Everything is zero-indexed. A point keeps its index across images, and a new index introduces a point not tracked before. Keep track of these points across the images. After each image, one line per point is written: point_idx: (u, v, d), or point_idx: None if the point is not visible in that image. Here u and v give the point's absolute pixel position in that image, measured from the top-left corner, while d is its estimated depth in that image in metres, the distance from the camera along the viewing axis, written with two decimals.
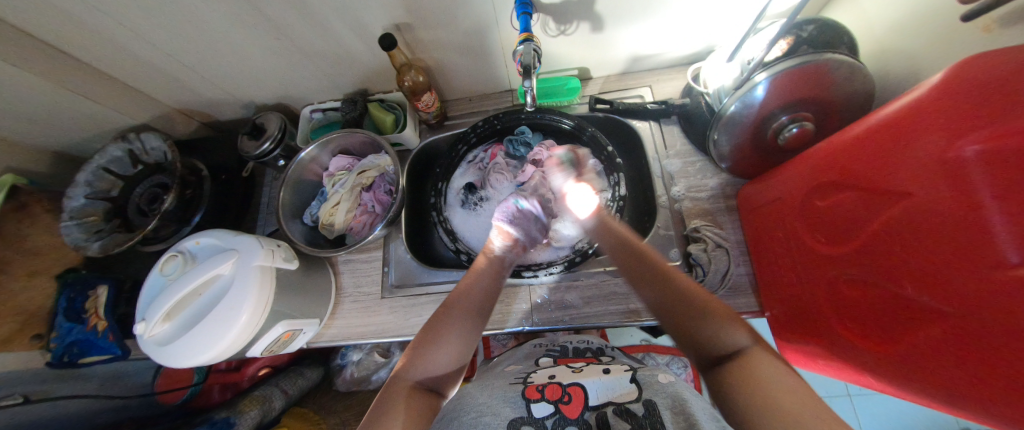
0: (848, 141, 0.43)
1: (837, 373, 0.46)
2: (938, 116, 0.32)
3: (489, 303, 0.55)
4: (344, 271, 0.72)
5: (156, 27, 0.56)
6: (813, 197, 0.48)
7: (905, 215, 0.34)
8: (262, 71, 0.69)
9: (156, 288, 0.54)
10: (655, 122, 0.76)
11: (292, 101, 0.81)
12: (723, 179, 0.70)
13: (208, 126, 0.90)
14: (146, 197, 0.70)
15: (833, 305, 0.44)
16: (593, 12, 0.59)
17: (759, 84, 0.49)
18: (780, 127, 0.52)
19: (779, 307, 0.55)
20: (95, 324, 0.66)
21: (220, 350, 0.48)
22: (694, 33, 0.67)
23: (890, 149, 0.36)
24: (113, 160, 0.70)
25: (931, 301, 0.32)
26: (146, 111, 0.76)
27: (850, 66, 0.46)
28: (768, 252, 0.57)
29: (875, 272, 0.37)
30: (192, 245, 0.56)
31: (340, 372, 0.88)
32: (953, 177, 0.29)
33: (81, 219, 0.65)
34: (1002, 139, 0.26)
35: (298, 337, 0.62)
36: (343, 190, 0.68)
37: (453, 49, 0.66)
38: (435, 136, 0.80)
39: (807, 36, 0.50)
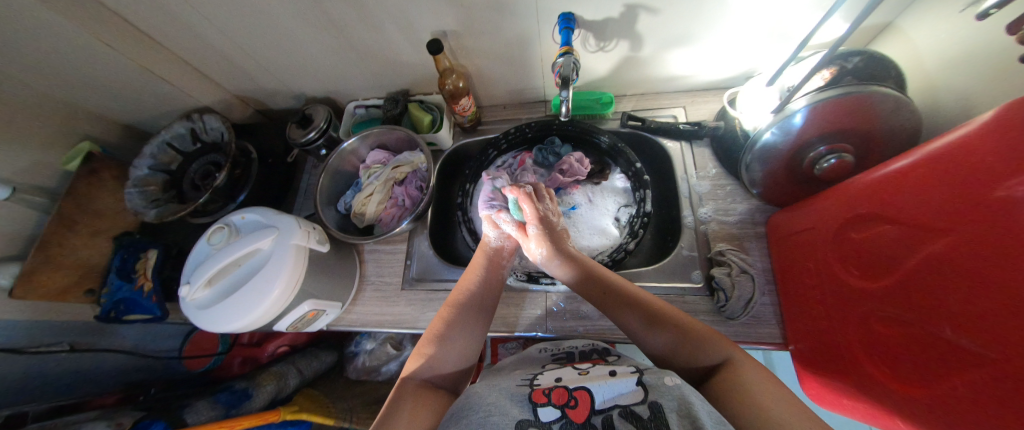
0: (891, 175, 0.42)
1: (864, 416, 0.44)
2: (989, 153, 0.31)
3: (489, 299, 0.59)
4: (369, 260, 0.75)
5: (232, 20, 0.63)
6: (847, 230, 0.47)
7: (948, 253, 0.33)
8: (316, 66, 0.75)
9: (201, 255, 0.58)
10: (686, 143, 0.76)
11: (338, 96, 0.86)
12: (753, 205, 0.69)
13: (261, 113, 0.97)
14: (200, 173, 0.75)
15: (864, 343, 0.42)
16: (633, 31, 0.60)
17: (797, 112, 0.49)
18: (817, 158, 0.52)
19: (806, 342, 0.53)
20: (142, 285, 0.71)
21: (253, 320, 0.52)
22: (734, 58, 0.67)
23: (936, 187, 0.36)
24: (176, 137, 0.77)
25: (970, 344, 0.30)
26: (209, 95, 0.83)
27: (897, 100, 0.45)
28: (796, 282, 0.56)
29: (911, 310, 0.36)
30: (237, 219, 0.60)
31: (352, 359, 0.90)
32: (1000, 216, 0.29)
33: (143, 187, 0.72)
34: None
35: (321, 318, 0.65)
36: (377, 182, 0.71)
37: (494, 58, 0.69)
38: (468, 139, 0.83)
39: (852, 67, 0.50)
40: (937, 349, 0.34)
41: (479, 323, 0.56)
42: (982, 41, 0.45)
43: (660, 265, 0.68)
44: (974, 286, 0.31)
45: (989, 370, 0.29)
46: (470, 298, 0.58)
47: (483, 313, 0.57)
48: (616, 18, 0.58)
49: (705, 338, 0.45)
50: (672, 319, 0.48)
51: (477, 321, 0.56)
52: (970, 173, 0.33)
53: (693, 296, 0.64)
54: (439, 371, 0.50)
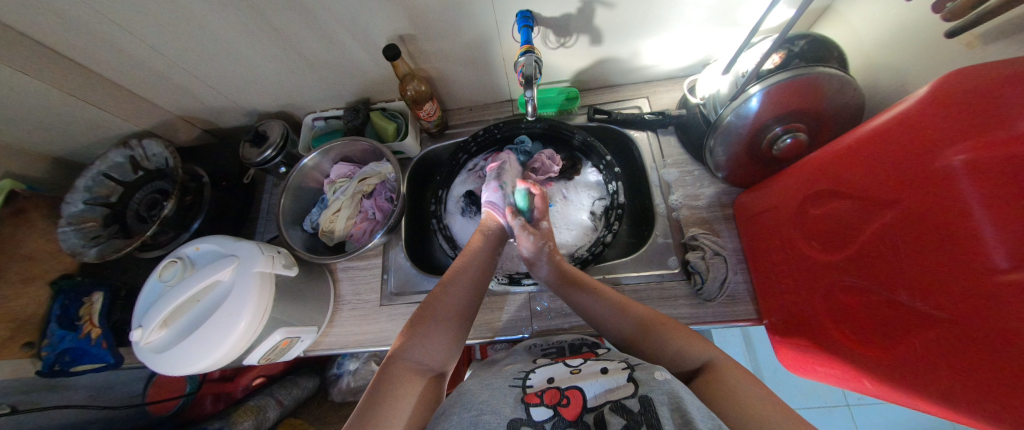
0: (840, 151, 0.44)
1: (836, 380, 0.47)
2: (924, 128, 0.34)
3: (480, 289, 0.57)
4: (343, 279, 0.72)
5: (163, 35, 0.57)
6: (806, 206, 0.49)
7: (896, 221, 0.36)
8: (265, 79, 0.70)
9: (155, 294, 0.54)
10: (653, 132, 0.77)
11: (294, 109, 0.82)
12: (720, 188, 0.71)
13: (210, 133, 0.90)
14: (146, 203, 0.70)
15: (829, 312, 0.44)
16: (592, 26, 0.60)
17: (753, 96, 0.50)
18: (774, 138, 0.54)
19: (778, 315, 0.55)
20: (88, 332, 0.65)
21: (219, 358, 0.48)
22: (690, 47, 0.69)
23: (881, 159, 0.38)
24: (114, 166, 0.70)
25: (925, 306, 0.33)
26: (149, 117, 0.76)
27: (841, 78, 0.47)
28: (764, 259, 0.58)
29: (868, 278, 0.39)
30: (192, 251, 0.56)
31: (336, 382, 0.87)
32: (942, 185, 0.31)
33: (79, 225, 0.65)
34: (990, 149, 0.27)
35: (296, 345, 0.62)
36: (344, 197, 0.68)
37: (455, 60, 0.67)
38: (437, 145, 0.81)
39: (798, 50, 0.52)
40: (897, 313, 0.36)
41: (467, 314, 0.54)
42: (912, 19, 0.48)
43: (638, 254, 0.69)
44: (923, 251, 0.33)
45: (949, 330, 0.31)
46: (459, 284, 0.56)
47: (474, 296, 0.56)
48: (575, 14, 0.57)
49: (669, 331, 0.47)
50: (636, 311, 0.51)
51: (465, 307, 0.54)
52: (907, 147, 0.35)
53: (672, 282, 0.65)
54: (430, 356, 0.48)
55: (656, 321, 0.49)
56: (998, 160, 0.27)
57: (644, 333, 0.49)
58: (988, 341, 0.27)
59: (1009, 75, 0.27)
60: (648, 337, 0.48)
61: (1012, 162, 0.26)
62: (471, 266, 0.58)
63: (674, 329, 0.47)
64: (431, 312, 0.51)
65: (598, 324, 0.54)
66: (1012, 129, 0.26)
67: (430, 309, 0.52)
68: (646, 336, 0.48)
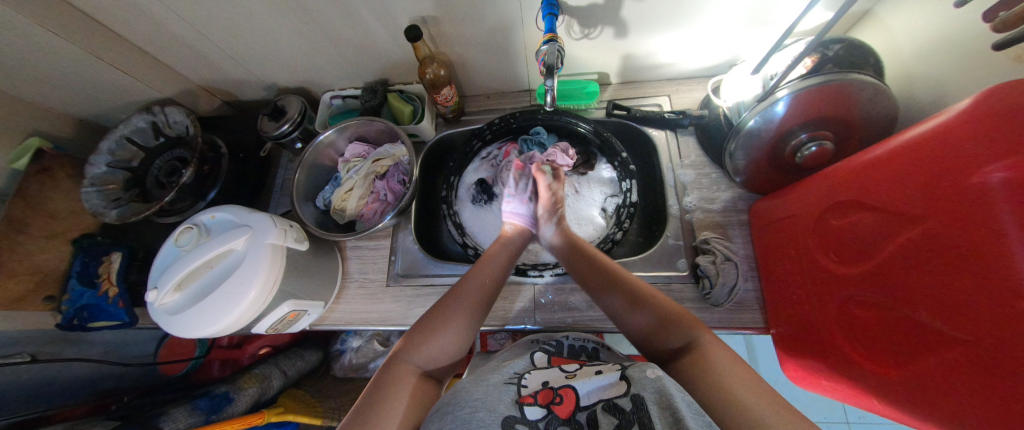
0: (870, 161, 0.42)
1: (843, 396, 0.46)
2: (965, 142, 0.32)
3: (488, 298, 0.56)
4: (351, 257, 0.73)
5: (191, 4, 0.58)
6: (828, 217, 0.47)
7: (923, 238, 0.34)
8: (287, 53, 0.70)
9: (170, 258, 0.55)
10: (671, 132, 0.76)
11: (313, 86, 0.82)
12: (737, 193, 0.70)
13: (229, 105, 0.91)
14: (166, 169, 0.71)
15: (844, 326, 0.43)
16: (618, 18, 0.59)
17: (781, 100, 0.49)
18: (799, 145, 0.53)
19: (788, 326, 0.54)
20: (106, 290, 0.67)
21: (228, 324, 0.50)
22: (717, 46, 0.67)
23: (915, 172, 0.36)
24: (136, 131, 0.72)
25: (945, 326, 0.32)
26: (171, 85, 0.77)
27: (877, 87, 0.45)
28: (778, 268, 0.57)
29: (888, 294, 0.38)
30: (207, 219, 0.57)
31: (339, 357, 0.89)
32: (976, 202, 0.30)
33: (102, 186, 0.67)
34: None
35: (303, 318, 0.63)
36: (357, 176, 0.68)
37: (476, 46, 0.67)
38: (451, 131, 0.80)
39: (833, 55, 0.50)
40: (916, 333, 0.35)
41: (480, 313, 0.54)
42: (959, 28, 0.46)
43: (647, 254, 0.68)
44: (948, 269, 0.32)
45: (967, 351, 0.30)
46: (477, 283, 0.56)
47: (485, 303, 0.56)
48: (601, 4, 0.56)
49: (684, 325, 0.45)
50: (656, 303, 0.48)
51: (474, 314, 0.54)
52: (944, 160, 0.34)
53: (679, 284, 0.64)
54: (442, 349, 0.50)
55: (678, 317, 0.46)
56: None
57: (661, 328, 0.46)
58: (1005, 367, 0.27)
59: None
60: (664, 331, 0.45)
61: None
62: (487, 270, 0.58)
63: (697, 324, 0.44)
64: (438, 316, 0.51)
65: (618, 320, 0.51)
66: None
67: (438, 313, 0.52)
68: (664, 331, 0.46)
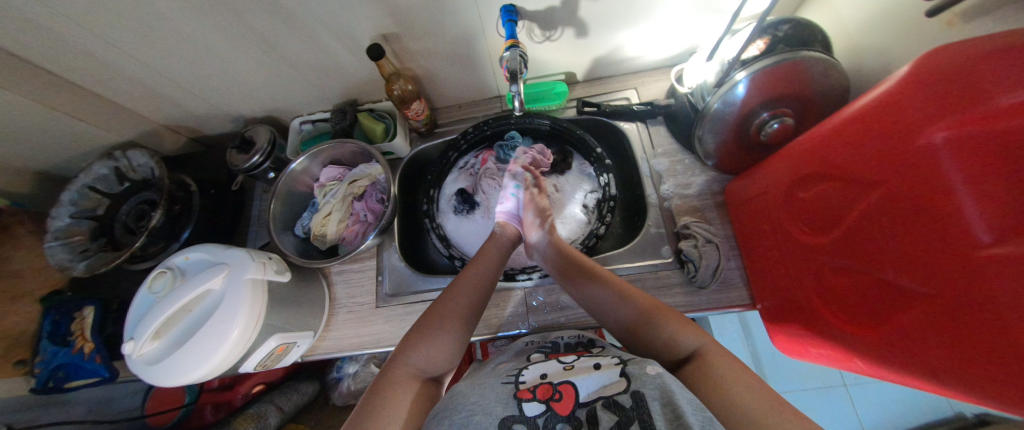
0: (826, 133, 0.44)
1: (829, 361, 0.47)
2: (905, 107, 0.34)
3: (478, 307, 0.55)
4: (337, 282, 0.71)
5: (142, 43, 0.56)
6: (795, 190, 0.49)
7: (880, 202, 0.36)
8: (249, 83, 0.69)
9: (145, 306, 0.53)
10: (642, 123, 0.77)
11: (280, 113, 0.80)
12: (710, 176, 0.71)
13: (196, 141, 0.88)
14: (134, 214, 0.69)
15: (821, 294, 0.45)
16: (577, 18, 0.60)
17: (740, 82, 0.51)
18: (762, 123, 0.54)
19: (772, 299, 0.55)
20: (81, 347, 0.64)
21: (214, 367, 0.48)
22: (676, 35, 0.69)
23: (867, 140, 0.38)
24: (99, 179, 0.68)
25: (911, 283, 0.33)
26: (131, 128, 0.75)
27: (826, 62, 0.48)
28: (755, 244, 0.58)
29: (856, 258, 0.39)
30: (180, 261, 0.55)
31: (336, 385, 0.87)
32: (923, 164, 0.31)
33: (67, 238, 0.64)
34: (973, 124, 0.28)
35: (292, 351, 0.61)
36: (334, 200, 0.67)
37: (441, 58, 0.67)
38: (426, 144, 0.80)
39: (783, 35, 0.52)
40: (887, 293, 0.36)
41: (468, 321, 0.54)
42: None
43: (632, 245, 0.69)
44: (907, 230, 0.33)
45: (937, 306, 0.31)
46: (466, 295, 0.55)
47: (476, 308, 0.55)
48: (558, 7, 0.57)
49: (672, 324, 0.46)
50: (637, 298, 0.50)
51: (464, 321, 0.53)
52: (887, 127, 0.36)
53: (666, 271, 0.65)
54: (429, 365, 0.49)
55: (659, 312, 0.48)
56: (981, 135, 0.27)
57: (644, 323, 0.48)
58: (976, 315, 0.28)
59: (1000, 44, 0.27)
60: (650, 328, 0.47)
61: (995, 137, 0.26)
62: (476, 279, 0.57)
63: (684, 323, 0.46)
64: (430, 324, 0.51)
65: (603, 314, 0.53)
66: (996, 104, 0.26)
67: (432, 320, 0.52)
68: (649, 325, 0.48)
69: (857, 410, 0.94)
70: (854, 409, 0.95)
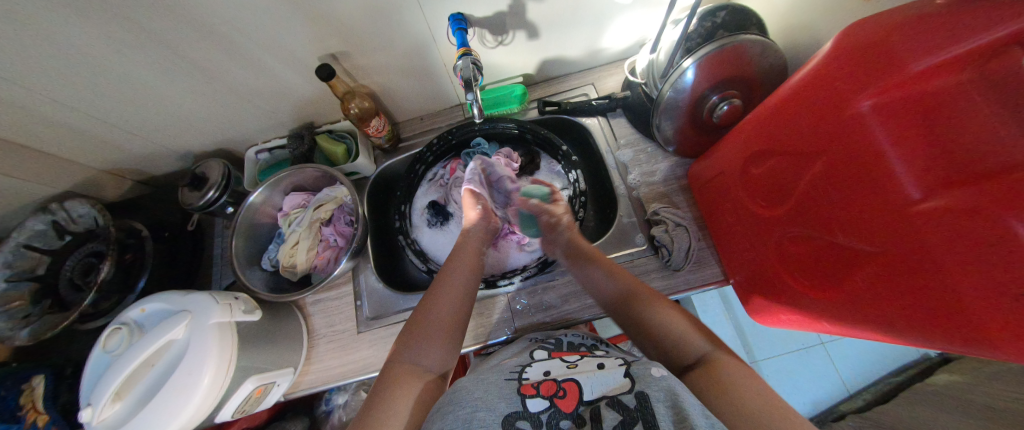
0: (767, 111, 0.47)
1: (798, 325, 0.50)
2: (830, 81, 0.36)
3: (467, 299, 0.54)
4: (314, 313, 0.69)
5: (67, 86, 0.53)
6: (748, 167, 0.51)
7: (823, 171, 0.38)
8: (194, 117, 0.65)
9: (101, 367, 0.49)
10: (603, 117, 0.79)
11: (233, 144, 0.77)
12: (673, 162, 0.74)
13: (143, 183, 0.83)
14: (81, 269, 0.64)
15: (783, 263, 0.47)
16: (526, 21, 0.61)
17: (688, 69, 0.53)
18: (713, 106, 0.57)
19: (741, 273, 0.58)
20: (33, 421, 0.57)
21: (185, 420, 0.45)
22: (623, 30, 0.71)
23: (802, 114, 0.40)
24: (35, 235, 0.63)
25: (859, 244, 0.35)
26: (67, 177, 0.69)
27: (762, 43, 0.51)
28: (720, 222, 0.61)
29: (808, 226, 0.41)
30: (136, 315, 0.52)
31: (327, 418, 0.84)
32: (856, 131, 0.34)
33: (6, 306, 0.59)
34: (896, 90, 0.30)
35: (273, 391, 0.59)
36: (300, 228, 0.64)
37: (396, 72, 0.66)
38: (392, 160, 0.78)
39: (721, 22, 0.56)
40: (839, 255, 0.38)
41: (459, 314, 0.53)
42: None
43: (606, 237, 0.70)
44: (848, 195, 0.36)
45: (883, 262, 0.34)
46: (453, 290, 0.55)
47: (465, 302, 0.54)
48: (506, 11, 0.57)
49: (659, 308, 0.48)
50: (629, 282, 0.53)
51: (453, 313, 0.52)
52: (818, 103, 0.38)
53: (641, 259, 0.67)
54: (424, 359, 0.48)
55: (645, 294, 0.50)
56: (905, 98, 0.30)
57: (630, 303, 0.51)
58: (920, 265, 0.30)
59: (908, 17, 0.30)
60: (636, 308, 0.50)
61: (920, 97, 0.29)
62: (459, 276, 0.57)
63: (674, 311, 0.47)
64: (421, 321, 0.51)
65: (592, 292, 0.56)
66: (914, 69, 0.28)
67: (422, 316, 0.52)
68: (634, 306, 0.50)
69: (835, 366, 1.00)
70: (833, 366, 1.00)
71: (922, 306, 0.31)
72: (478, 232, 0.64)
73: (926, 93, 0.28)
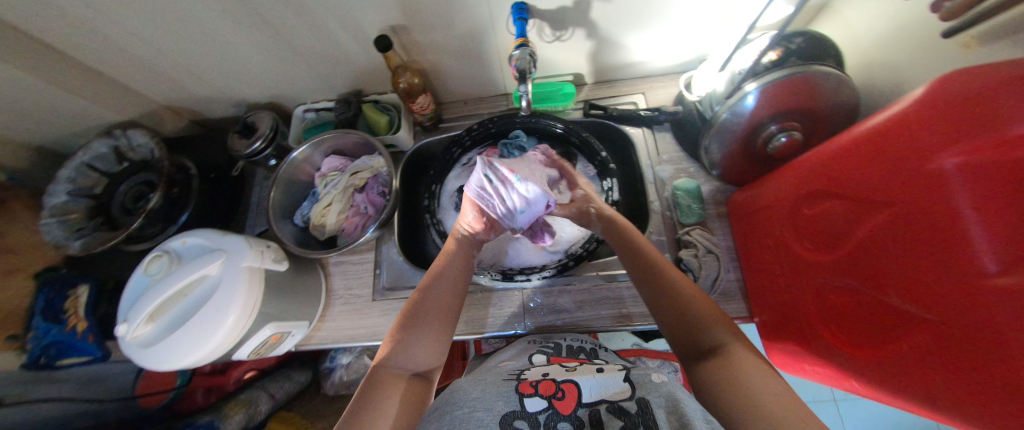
0: (835, 151, 0.44)
1: (823, 379, 0.47)
2: (918, 130, 0.33)
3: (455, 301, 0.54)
4: (335, 273, 0.71)
5: (147, 23, 0.56)
6: (800, 207, 0.49)
7: (888, 224, 0.36)
8: (254, 70, 0.68)
9: (140, 288, 0.53)
10: (648, 128, 0.76)
11: (284, 100, 0.80)
12: (715, 186, 0.71)
13: (198, 123, 0.87)
14: (132, 195, 0.68)
15: (821, 313, 0.45)
16: (588, 19, 0.59)
17: (750, 94, 0.50)
18: (769, 136, 0.54)
19: (770, 314, 0.56)
20: (75, 326, 0.66)
21: (208, 352, 0.48)
22: (687, 42, 0.68)
23: (875, 163, 0.38)
24: (97, 156, 0.67)
25: (913, 308, 0.33)
26: (133, 107, 0.74)
27: (837, 77, 0.47)
28: (756, 258, 0.58)
29: (858, 279, 0.39)
30: (178, 245, 0.55)
31: (329, 375, 0.87)
32: (934, 189, 0.31)
33: (63, 216, 0.64)
34: (986, 151, 0.27)
35: (287, 340, 0.61)
36: (335, 191, 0.67)
37: (449, 53, 0.66)
38: (430, 138, 0.79)
39: (795, 48, 0.52)
40: (887, 315, 0.36)
41: (450, 313, 0.53)
42: (914, 18, 0.47)
43: None
44: (913, 255, 0.33)
45: (938, 332, 0.31)
46: (440, 286, 0.54)
47: (455, 302, 0.54)
48: (570, 7, 0.56)
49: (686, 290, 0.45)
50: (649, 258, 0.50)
51: (443, 311, 0.52)
52: (894, 152, 0.36)
53: None
54: (414, 360, 0.47)
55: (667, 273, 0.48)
56: (991, 163, 0.27)
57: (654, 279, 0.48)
58: (977, 344, 0.28)
59: (1014, 74, 0.27)
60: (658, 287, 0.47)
61: (1005, 165, 0.26)
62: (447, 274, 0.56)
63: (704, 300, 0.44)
64: (412, 317, 0.50)
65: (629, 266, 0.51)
66: (1009, 133, 0.26)
67: (414, 314, 0.50)
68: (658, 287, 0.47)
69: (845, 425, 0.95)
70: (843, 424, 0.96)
71: (970, 387, 0.28)
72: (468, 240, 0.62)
73: (1011, 163, 0.25)
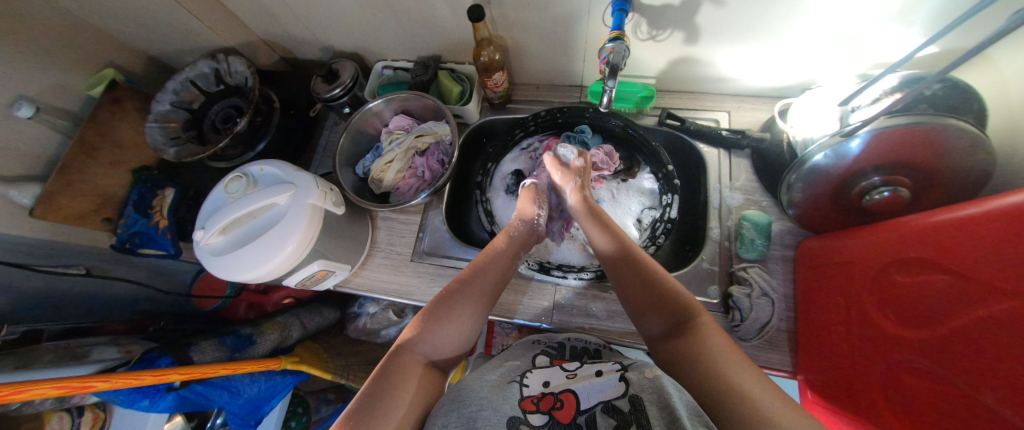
0: (959, 220, 0.35)
1: None
2: None
3: (489, 300, 0.54)
4: (381, 228, 0.74)
5: None
6: (895, 273, 0.41)
7: (1000, 311, 0.28)
8: (349, 20, 0.71)
9: (217, 203, 0.58)
10: (724, 151, 0.72)
11: (367, 53, 0.83)
12: (786, 227, 0.66)
13: (286, 61, 0.94)
14: (221, 116, 0.74)
15: (891, 395, 0.38)
16: (692, 22, 0.56)
17: (857, 137, 0.43)
18: (867, 188, 0.47)
19: (820, 374, 0.50)
20: (157, 222, 0.73)
21: (262, 273, 0.52)
22: (796, 66, 0.62)
23: (1011, 236, 0.29)
24: (200, 75, 0.75)
25: (996, 406, 0.26)
26: (236, 35, 0.80)
27: (975, 135, 0.38)
28: (821, 313, 0.53)
29: (948, 365, 0.32)
30: (255, 171, 0.60)
31: (354, 319, 0.92)
32: None
33: (164, 123, 0.71)
34: None
35: (329, 278, 0.65)
36: (398, 149, 0.69)
37: (536, 33, 0.65)
38: (495, 116, 0.79)
39: (931, 96, 0.44)
40: (967, 414, 0.29)
41: (481, 309, 0.53)
42: None
43: (676, 274, 0.66)
44: (1015, 348, 0.26)
45: None
46: (478, 281, 0.54)
47: (488, 300, 0.54)
48: (677, 5, 0.53)
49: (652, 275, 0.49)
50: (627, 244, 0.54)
51: (477, 305, 0.52)
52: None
53: (706, 312, 0.62)
54: (439, 347, 0.48)
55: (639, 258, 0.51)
56: None
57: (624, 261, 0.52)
58: None
59: None
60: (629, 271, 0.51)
61: None
62: (488, 271, 0.56)
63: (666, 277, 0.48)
64: (447, 303, 0.50)
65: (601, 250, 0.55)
66: None
67: (448, 299, 0.51)
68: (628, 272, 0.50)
69: None
70: None
71: None
72: (520, 236, 0.62)
73: None
